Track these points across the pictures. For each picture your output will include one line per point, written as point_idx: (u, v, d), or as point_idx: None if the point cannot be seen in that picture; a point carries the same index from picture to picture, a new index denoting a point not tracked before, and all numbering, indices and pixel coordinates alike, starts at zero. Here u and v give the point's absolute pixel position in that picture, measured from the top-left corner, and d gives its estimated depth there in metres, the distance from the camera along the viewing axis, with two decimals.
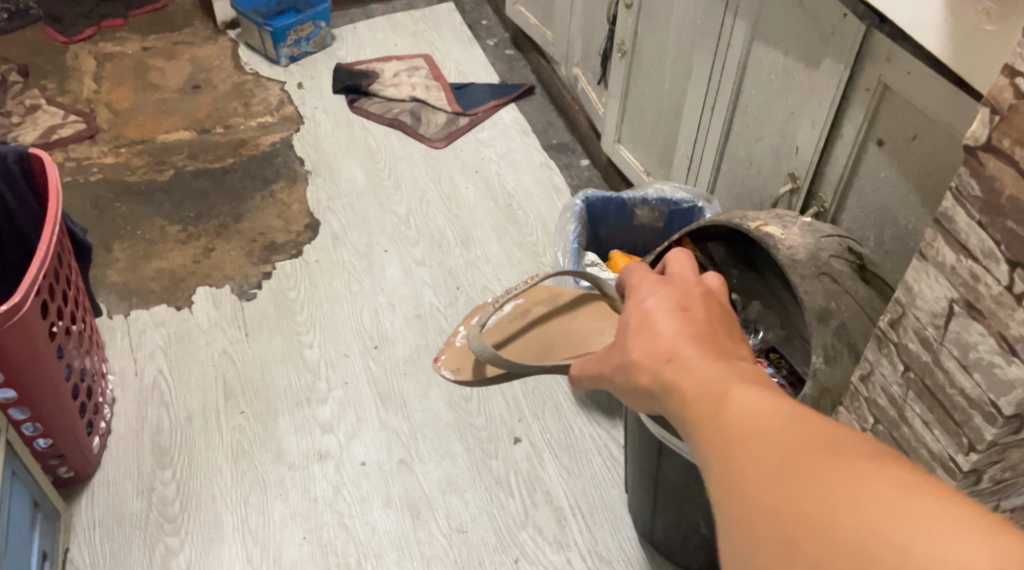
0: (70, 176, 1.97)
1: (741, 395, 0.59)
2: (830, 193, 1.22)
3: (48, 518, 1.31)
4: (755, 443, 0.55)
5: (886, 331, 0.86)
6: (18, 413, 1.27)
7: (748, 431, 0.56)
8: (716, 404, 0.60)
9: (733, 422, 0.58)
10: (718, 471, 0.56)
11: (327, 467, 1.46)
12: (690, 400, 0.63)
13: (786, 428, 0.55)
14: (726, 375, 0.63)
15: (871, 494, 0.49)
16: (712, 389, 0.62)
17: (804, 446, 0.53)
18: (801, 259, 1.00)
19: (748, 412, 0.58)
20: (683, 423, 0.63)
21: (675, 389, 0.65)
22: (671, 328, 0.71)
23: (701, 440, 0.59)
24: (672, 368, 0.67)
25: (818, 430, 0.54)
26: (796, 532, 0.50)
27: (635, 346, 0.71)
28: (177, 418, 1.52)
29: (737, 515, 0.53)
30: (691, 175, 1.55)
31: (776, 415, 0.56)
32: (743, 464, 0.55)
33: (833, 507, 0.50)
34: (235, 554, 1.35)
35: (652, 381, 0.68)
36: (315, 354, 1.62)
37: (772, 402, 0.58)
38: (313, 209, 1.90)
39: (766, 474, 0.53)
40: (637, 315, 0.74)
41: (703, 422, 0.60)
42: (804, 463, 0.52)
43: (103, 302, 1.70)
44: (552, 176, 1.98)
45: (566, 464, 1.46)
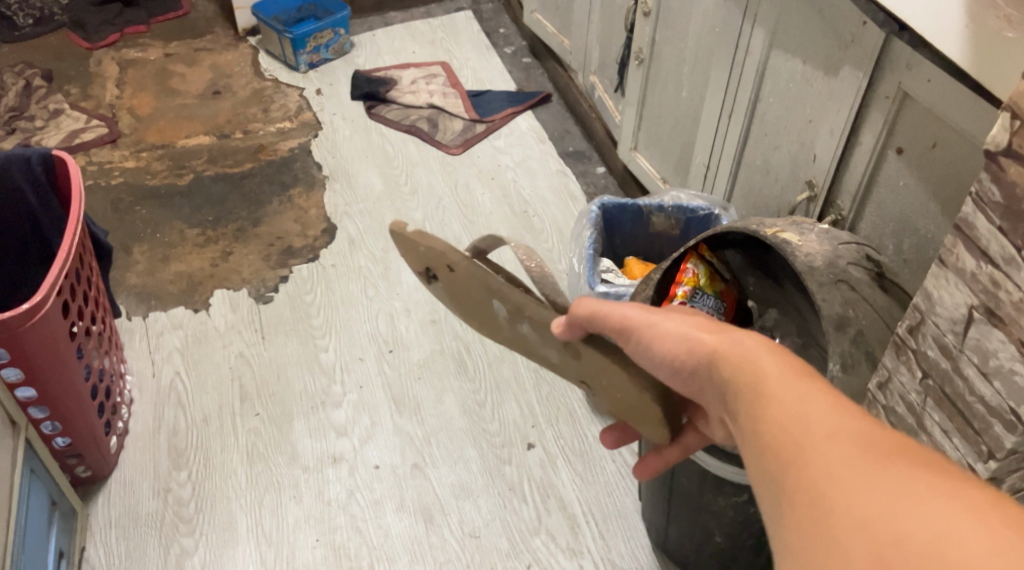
0: (92, 179, 1.99)
1: (815, 394, 0.61)
2: (848, 201, 1.22)
3: (65, 517, 1.32)
4: (831, 450, 0.57)
5: (905, 338, 0.85)
6: (37, 412, 1.29)
7: (819, 431, 0.58)
8: (788, 394, 0.62)
9: (806, 418, 0.59)
10: (784, 465, 0.58)
11: (341, 470, 1.46)
12: (755, 390, 0.64)
13: (862, 438, 0.57)
14: (799, 367, 0.65)
15: (937, 513, 0.51)
16: (779, 384, 0.63)
17: (882, 460, 0.55)
18: (819, 267, 1.00)
19: (823, 413, 0.59)
20: (745, 404, 0.65)
21: (739, 377, 0.67)
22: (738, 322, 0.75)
23: (769, 440, 0.61)
24: (741, 340, 0.69)
25: (893, 444, 0.56)
26: (868, 538, 0.52)
27: (702, 318, 0.75)
28: (193, 420, 1.53)
29: (802, 512, 0.55)
30: (708, 182, 1.55)
31: (854, 424, 0.58)
32: (811, 460, 0.57)
33: (909, 519, 0.51)
34: (249, 555, 1.36)
35: (721, 341, 0.70)
36: (331, 357, 1.62)
37: (844, 409, 0.59)
38: (330, 214, 1.91)
39: (843, 482, 0.55)
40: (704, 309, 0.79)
41: (772, 417, 0.61)
42: (882, 475, 0.54)
43: (122, 303, 1.71)
44: (568, 183, 1.98)
45: (579, 471, 1.46)
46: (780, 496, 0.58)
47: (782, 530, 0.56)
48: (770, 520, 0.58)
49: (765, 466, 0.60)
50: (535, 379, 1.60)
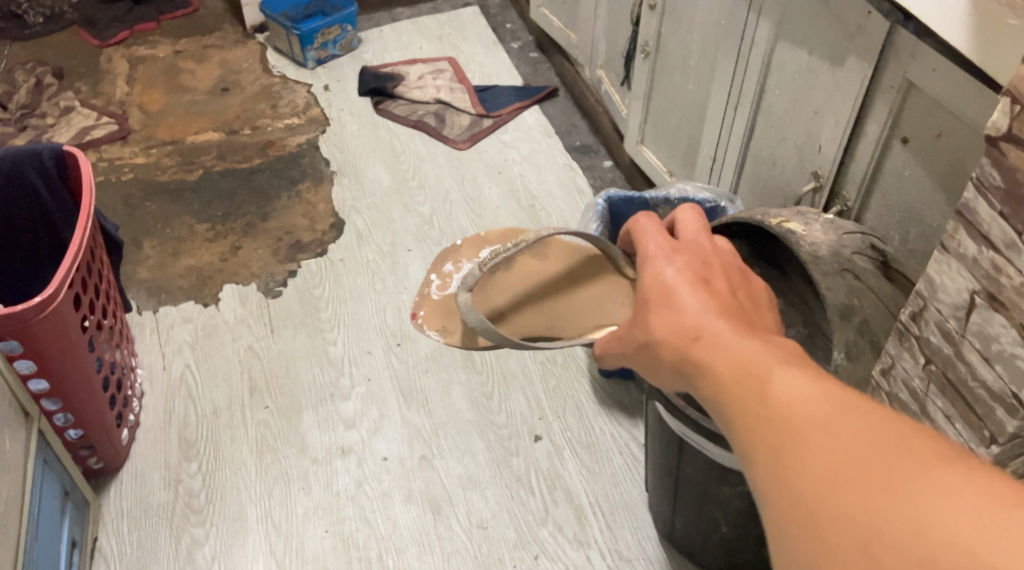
0: (102, 175, 2.01)
1: (782, 381, 0.60)
2: (854, 191, 1.23)
3: (77, 507, 1.34)
4: (810, 439, 0.56)
5: (908, 324, 0.86)
6: (50, 404, 1.31)
7: (791, 424, 0.57)
8: (756, 389, 0.61)
9: (781, 408, 0.59)
10: (763, 458, 0.58)
11: (350, 462, 1.48)
12: (728, 383, 0.64)
13: (834, 422, 0.56)
14: (759, 356, 0.64)
15: (922, 498, 0.51)
16: (752, 373, 0.63)
17: (863, 444, 0.54)
18: (823, 256, 1.01)
19: (791, 403, 0.58)
20: (717, 404, 0.64)
21: (708, 370, 0.66)
22: (693, 307, 0.73)
23: (747, 432, 0.60)
24: (698, 345, 0.68)
25: (868, 420, 0.56)
26: (856, 532, 0.52)
27: (654, 326, 0.74)
28: (204, 412, 1.54)
29: (787, 509, 0.55)
30: (715, 175, 1.56)
31: (829, 404, 0.57)
32: (786, 455, 0.56)
33: (893, 507, 0.51)
34: (259, 545, 1.37)
35: (682, 346, 0.70)
36: (340, 350, 1.64)
37: (818, 390, 0.59)
38: (338, 209, 1.92)
39: (824, 475, 0.54)
40: (659, 286, 0.77)
41: (747, 409, 0.61)
42: (863, 463, 0.53)
43: (133, 297, 1.73)
44: (575, 177, 1.99)
45: (586, 462, 1.47)
46: (762, 492, 0.57)
47: (770, 529, 0.56)
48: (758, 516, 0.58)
49: (746, 463, 0.59)
50: (543, 371, 1.61)
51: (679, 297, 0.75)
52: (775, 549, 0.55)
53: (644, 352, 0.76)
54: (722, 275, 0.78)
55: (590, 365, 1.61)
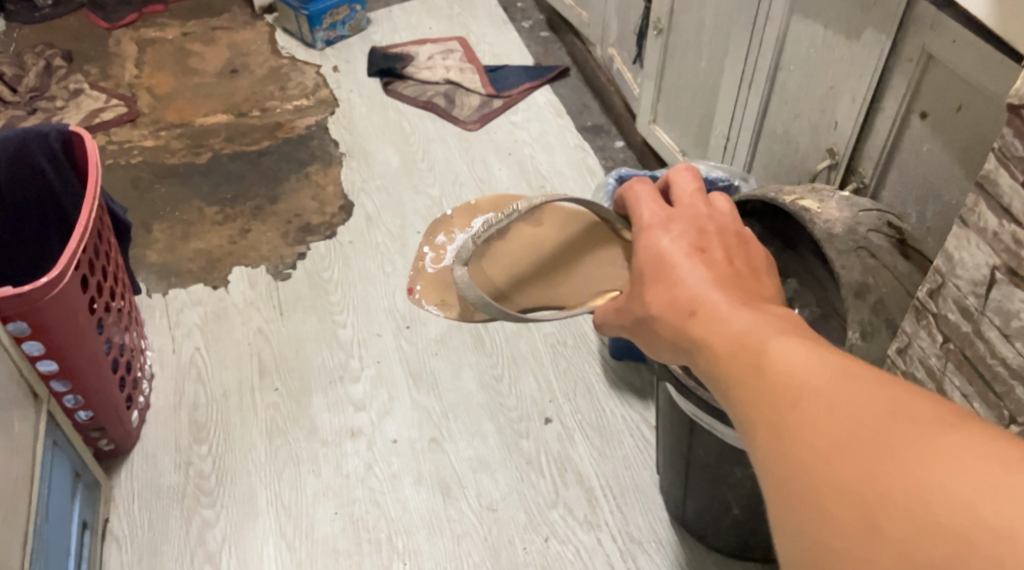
0: (112, 158, 2.00)
1: (778, 353, 0.59)
2: (870, 168, 1.21)
3: (88, 489, 1.35)
4: (807, 408, 0.55)
5: (925, 301, 0.84)
6: (60, 385, 1.31)
7: (787, 394, 0.57)
8: (752, 363, 0.60)
9: (779, 379, 0.58)
10: (761, 431, 0.57)
11: (360, 444, 1.47)
12: (726, 357, 0.63)
13: (831, 390, 0.55)
14: (756, 329, 0.63)
15: (921, 461, 0.50)
16: (751, 346, 0.62)
17: (859, 410, 0.53)
18: (838, 233, 1.00)
19: (788, 373, 0.58)
20: (717, 380, 0.64)
21: (707, 345, 0.65)
22: (689, 279, 0.71)
23: (746, 406, 0.59)
24: (696, 323, 0.67)
25: (864, 385, 0.55)
26: (855, 500, 0.51)
27: (650, 304, 0.73)
28: (214, 395, 1.54)
29: (786, 480, 0.54)
30: (728, 154, 1.54)
31: (825, 372, 0.56)
32: (783, 426, 0.55)
33: (892, 473, 0.50)
34: (269, 528, 1.37)
35: (680, 321, 0.69)
36: (349, 333, 1.63)
37: (815, 358, 0.58)
38: (347, 191, 1.91)
39: (822, 444, 0.53)
40: (655, 258, 0.75)
41: (745, 382, 0.60)
42: (860, 429, 0.53)
43: (143, 280, 1.73)
44: (586, 158, 1.97)
45: (597, 445, 1.46)
46: (761, 464, 0.56)
47: (771, 503, 0.55)
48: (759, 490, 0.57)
49: (746, 436, 0.59)
50: (553, 353, 1.59)
51: (672, 271, 0.73)
52: (776, 522, 0.55)
53: (643, 327, 0.75)
54: (719, 242, 0.76)
55: (601, 347, 1.60)
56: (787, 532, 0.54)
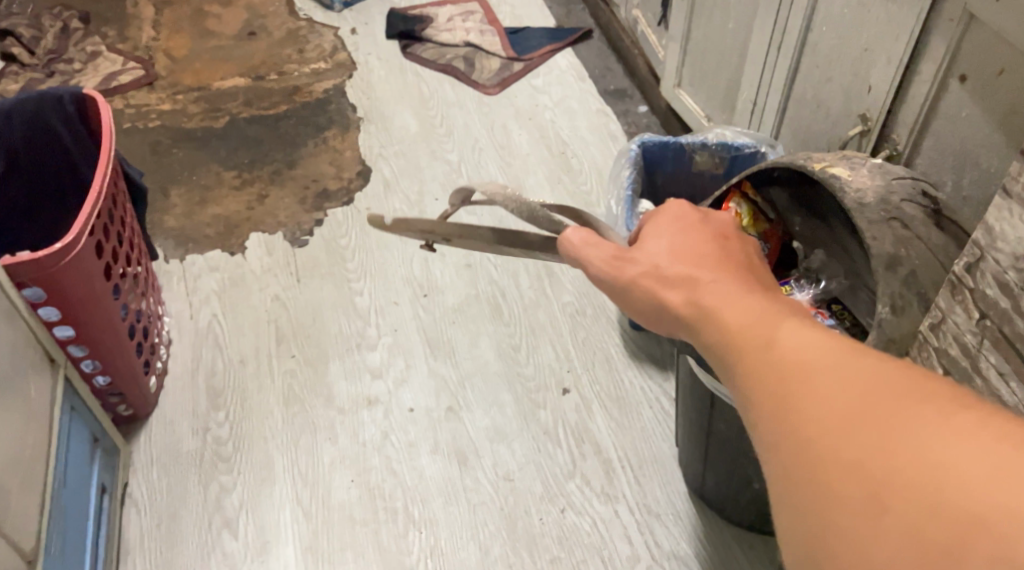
0: (129, 121, 1.98)
1: (788, 331, 0.58)
2: (905, 135, 1.16)
3: (107, 453, 1.35)
4: (814, 386, 0.54)
5: (961, 276, 0.79)
6: (77, 350, 1.30)
7: (794, 372, 0.55)
8: (762, 339, 0.59)
9: (784, 356, 0.57)
10: (765, 408, 0.56)
11: (377, 412, 1.46)
12: (731, 333, 0.62)
13: (842, 369, 0.54)
14: (768, 309, 0.62)
15: (932, 442, 0.49)
16: (758, 323, 0.61)
17: (869, 389, 0.52)
18: (869, 203, 0.96)
19: (799, 351, 0.56)
20: (719, 358, 0.62)
21: (714, 318, 0.64)
22: (712, 255, 0.72)
23: (750, 383, 0.58)
24: (710, 289, 0.67)
25: (873, 365, 0.54)
26: (864, 480, 0.50)
27: (669, 261, 0.73)
28: (231, 361, 1.53)
29: (791, 459, 0.53)
30: (755, 120, 1.49)
31: (834, 352, 0.55)
32: (791, 403, 0.54)
33: (901, 453, 0.49)
34: (286, 495, 1.37)
35: (692, 289, 0.69)
36: (366, 301, 1.61)
37: (823, 337, 0.57)
38: (365, 156, 1.88)
39: (829, 422, 0.52)
40: (679, 232, 0.77)
41: (750, 360, 0.59)
42: (870, 407, 0.52)
43: (160, 246, 1.72)
44: (608, 123, 1.93)
45: (615, 416, 1.44)
46: (764, 442, 0.55)
47: (773, 482, 0.54)
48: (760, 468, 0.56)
49: (749, 415, 0.57)
50: (571, 323, 1.57)
51: (697, 243, 0.74)
52: (778, 500, 0.53)
53: (646, 280, 0.74)
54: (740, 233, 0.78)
55: (621, 318, 1.57)
56: (789, 510, 0.52)
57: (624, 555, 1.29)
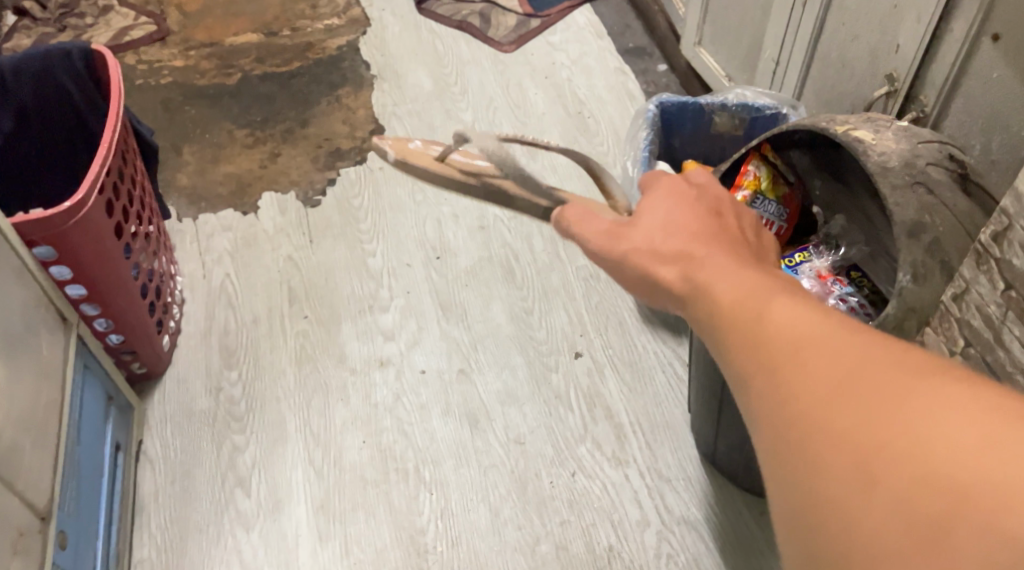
0: (141, 78, 1.96)
1: (780, 306, 0.58)
2: (932, 96, 1.13)
3: (121, 411, 1.35)
4: (806, 360, 0.54)
5: (987, 245, 0.76)
6: (90, 309, 1.30)
7: (786, 347, 0.55)
8: (754, 314, 0.59)
9: (775, 331, 0.56)
10: (757, 384, 0.55)
11: (388, 374, 1.45)
12: (724, 308, 0.61)
13: (832, 344, 0.54)
14: (759, 283, 0.62)
15: (921, 414, 0.49)
16: (751, 298, 0.60)
17: (859, 362, 0.52)
18: (893, 167, 0.93)
19: (790, 325, 0.56)
20: (712, 333, 0.62)
21: (708, 293, 0.64)
22: (706, 231, 0.71)
23: (742, 358, 0.57)
24: (703, 264, 0.66)
25: (863, 339, 0.54)
26: (853, 452, 0.50)
27: (664, 236, 0.72)
28: (244, 321, 1.53)
29: (782, 432, 0.53)
30: (778, 80, 1.45)
31: (825, 327, 0.55)
32: (783, 377, 0.54)
33: (890, 425, 0.49)
34: (298, 454, 1.37)
35: (686, 264, 0.68)
36: (379, 262, 1.60)
37: (816, 312, 0.56)
38: (378, 115, 1.85)
39: (819, 396, 0.52)
40: (673, 206, 0.76)
41: (742, 336, 0.58)
42: (859, 379, 0.51)
43: (173, 204, 1.71)
44: (626, 82, 1.89)
45: (628, 380, 1.43)
46: (756, 417, 0.55)
47: (765, 455, 0.54)
48: (753, 444, 0.55)
49: (741, 391, 0.57)
50: (585, 287, 1.55)
51: (694, 217, 0.74)
52: (770, 475, 0.53)
53: (638, 256, 0.73)
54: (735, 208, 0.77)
55: None
56: (780, 483, 0.52)
57: (634, 519, 1.28)
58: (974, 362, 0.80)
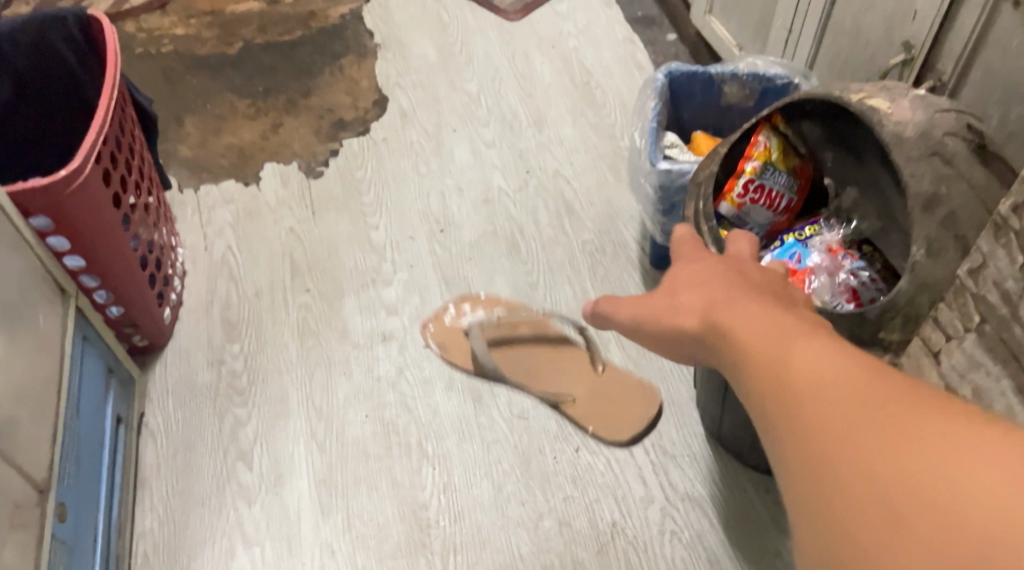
0: (142, 47, 1.93)
1: (800, 349, 0.61)
2: (950, 65, 1.09)
3: (122, 384, 1.34)
4: (823, 399, 0.56)
5: (1007, 217, 0.72)
6: (89, 280, 1.28)
7: (805, 387, 0.58)
8: (777, 356, 0.62)
9: (796, 372, 0.59)
10: (778, 423, 0.58)
11: (391, 347, 1.44)
12: (750, 352, 0.64)
13: (848, 382, 0.56)
14: (781, 327, 0.65)
15: (932, 451, 0.51)
16: (774, 341, 0.63)
17: (874, 400, 0.55)
18: (909, 137, 0.91)
19: (809, 367, 0.59)
20: (738, 376, 0.65)
21: (734, 340, 0.67)
22: (731, 282, 0.75)
23: (764, 399, 0.60)
24: (728, 312, 0.70)
25: (877, 378, 0.56)
26: (867, 486, 0.52)
27: (691, 292, 0.77)
28: (245, 294, 1.51)
29: (800, 467, 0.55)
30: (790, 49, 1.42)
31: (842, 367, 0.58)
32: (801, 416, 0.57)
33: (903, 461, 0.51)
34: (300, 428, 1.36)
35: (712, 314, 0.71)
36: (382, 235, 1.58)
37: (834, 353, 0.59)
38: (381, 85, 1.82)
39: (835, 433, 0.54)
40: (698, 267, 0.80)
41: (765, 377, 0.61)
42: (873, 417, 0.54)
43: (174, 176, 1.68)
44: (635, 52, 1.85)
45: (633, 356, 1.41)
46: (777, 454, 0.57)
47: (785, 490, 0.56)
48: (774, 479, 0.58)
49: (763, 430, 0.60)
50: (591, 262, 1.53)
51: (717, 269, 0.78)
52: (791, 509, 0.56)
53: (669, 312, 0.77)
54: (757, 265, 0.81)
55: (641, 256, 1.53)
56: (800, 516, 0.55)
57: (638, 495, 1.27)
58: (989, 339, 0.77)
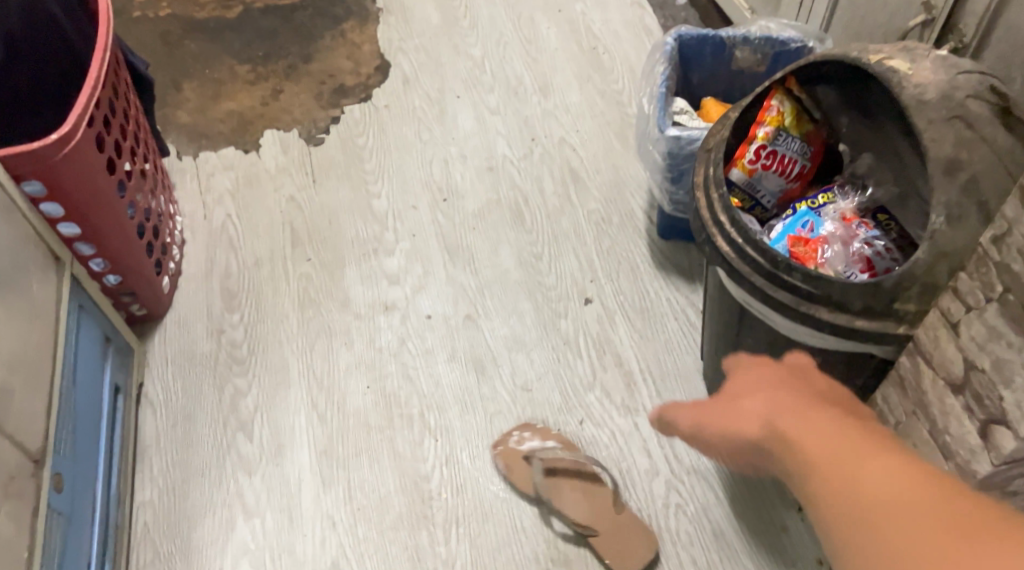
0: (139, 10, 1.89)
1: (870, 471, 0.63)
2: (972, 25, 1.06)
3: (121, 353, 1.32)
4: (895, 524, 0.59)
5: None
6: (85, 248, 1.25)
7: (877, 513, 0.61)
8: (848, 476, 0.64)
9: (868, 495, 0.62)
10: (852, 546, 0.61)
11: (393, 317, 1.41)
12: (820, 469, 0.67)
13: (919, 508, 0.59)
14: (849, 444, 0.67)
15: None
16: (844, 460, 0.66)
17: (943, 523, 0.57)
18: (930, 99, 0.87)
19: (880, 491, 0.62)
20: (808, 495, 0.67)
21: (802, 454, 0.69)
22: (794, 392, 0.78)
23: (837, 522, 0.63)
24: (793, 425, 0.72)
25: (946, 500, 0.59)
26: None
27: (755, 400, 0.79)
28: (245, 263, 1.48)
29: None
30: (805, 11, 1.38)
31: (913, 491, 0.60)
32: (875, 540, 0.59)
33: None
34: (301, 399, 1.34)
35: (778, 426, 0.74)
36: (383, 204, 1.55)
37: (903, 475, 0.62)
38: (383, 50, 1.78)
39: (909, 557, 0.57)
40: (757, 376, 0.83)
41: (837, 498, 0.64)
42: (943, 540, 0.56)
43: (173, 142, 1.65)
44: (643, 16, 1.81)
45: (638, 327, 1.38)
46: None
47: None
48: None
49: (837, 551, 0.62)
50: (597, 231, 1.50)
51: (780, 382, 0.81)
52: None
53: (733, 422, 0.79)
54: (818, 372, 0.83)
55: (648, 226, 1.50)
56: None
57: (643, 468, 1.25)
58: (1014, 309, 0.74)
